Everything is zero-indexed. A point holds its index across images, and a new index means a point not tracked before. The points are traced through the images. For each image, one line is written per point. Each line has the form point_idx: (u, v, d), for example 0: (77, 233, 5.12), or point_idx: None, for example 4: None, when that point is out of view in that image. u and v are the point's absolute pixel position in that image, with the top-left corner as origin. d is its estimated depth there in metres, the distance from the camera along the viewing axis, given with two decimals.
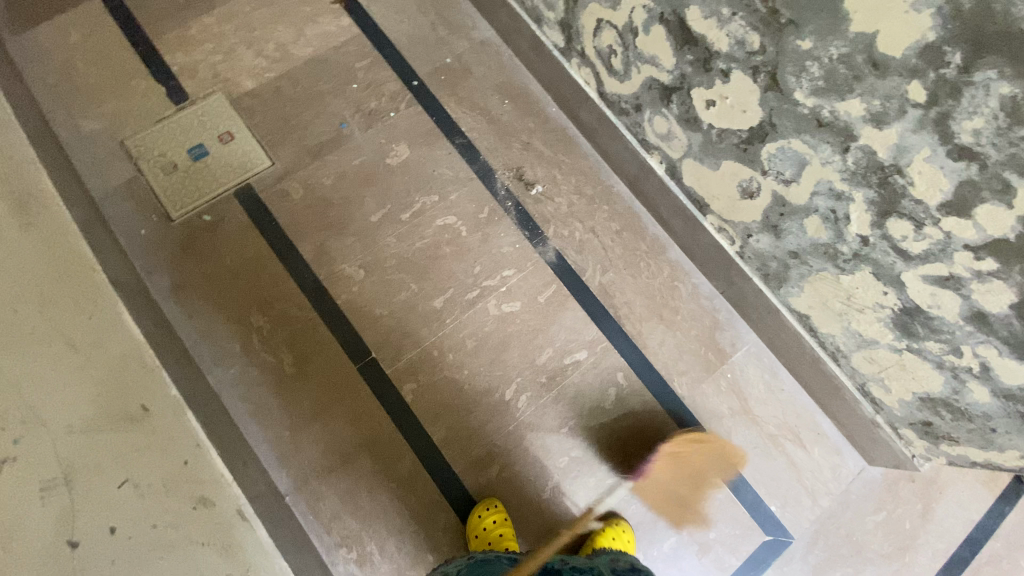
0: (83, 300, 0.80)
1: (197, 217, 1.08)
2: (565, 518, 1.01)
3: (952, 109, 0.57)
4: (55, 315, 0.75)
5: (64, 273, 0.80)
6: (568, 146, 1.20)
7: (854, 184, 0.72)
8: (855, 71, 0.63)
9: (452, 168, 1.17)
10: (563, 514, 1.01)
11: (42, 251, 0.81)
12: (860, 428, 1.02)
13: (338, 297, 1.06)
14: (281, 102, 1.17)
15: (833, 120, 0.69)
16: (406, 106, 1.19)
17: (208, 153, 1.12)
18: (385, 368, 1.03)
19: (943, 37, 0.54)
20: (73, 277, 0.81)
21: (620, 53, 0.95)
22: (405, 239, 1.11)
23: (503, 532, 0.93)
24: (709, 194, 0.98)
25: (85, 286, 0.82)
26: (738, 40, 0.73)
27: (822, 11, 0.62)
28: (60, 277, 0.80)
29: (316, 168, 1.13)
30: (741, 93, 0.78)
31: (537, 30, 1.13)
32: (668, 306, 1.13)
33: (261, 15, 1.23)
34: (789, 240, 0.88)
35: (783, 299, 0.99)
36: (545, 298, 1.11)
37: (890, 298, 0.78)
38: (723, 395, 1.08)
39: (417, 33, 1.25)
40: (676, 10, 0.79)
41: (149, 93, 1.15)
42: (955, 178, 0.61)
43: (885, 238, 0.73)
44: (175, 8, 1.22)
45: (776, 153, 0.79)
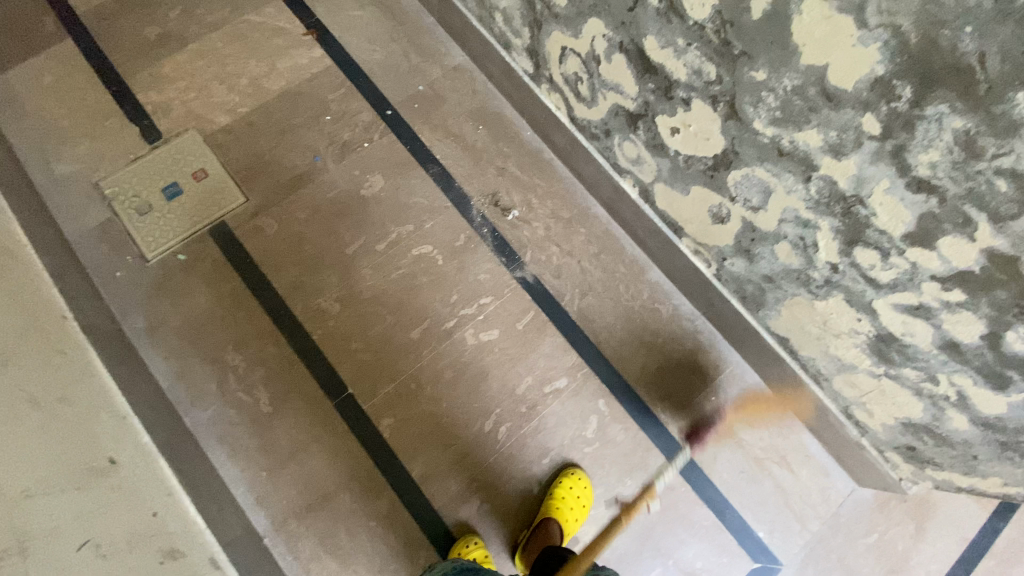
0: (59, 359, 0.84)
1: (171, 256, 1.08)
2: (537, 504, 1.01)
3: (906, 142, 0.55)
4: (17, 370, 0.74)
5: (40, 332, 0.84)
6: (544, 170, 1.19)
7: (819, 213, 0.70)
8: (809, 102, 0.61)
9: (427, 196, 1.16)
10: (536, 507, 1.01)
11: (10, 306, 0.82)
12: (846, 449, 0.99)
13: (314, 333, 1.06)
14: (254, 137, 1.17)
15: (793, 150, 0.67)
16: (380, 135, 1.19)
17: (182, 192, 1.12)
18: (363, 403, 1.03)
19: (892, 71, 0.52)
20: (48, 336, 0.85)
21: (586, 80, 0.94)
22: (380, 270, 1.10)
23: None
24: (682, 218, 0.96)
25: (61, 345, 0.86)
26: (695, 70, 0.72)
27: (772, 44, 0.60)
28: (36, 336, 0.83)
29: (290, 202, 1.13)
30: (702, 121, 0.77)
31: (506, 56, 1.13)
32: (649, 329, 1.11)
33: (233, 50, 1.23)
34: (762, 265, 0.86)
35: (761, 321, 0.97)
36: (523, 325, 1.10)
37: (864, 324, 0.76)
38: (707, 418, 1.06)
39: (389, 61, 1.24)
40: (634, 39, 0.78)
41: (123, 133, 1.16)
42: (916, 210, 0.59)
43: (853, 266, 0.71)
44: (147, 47, 1.22)
45: (742, 180, 0.78)
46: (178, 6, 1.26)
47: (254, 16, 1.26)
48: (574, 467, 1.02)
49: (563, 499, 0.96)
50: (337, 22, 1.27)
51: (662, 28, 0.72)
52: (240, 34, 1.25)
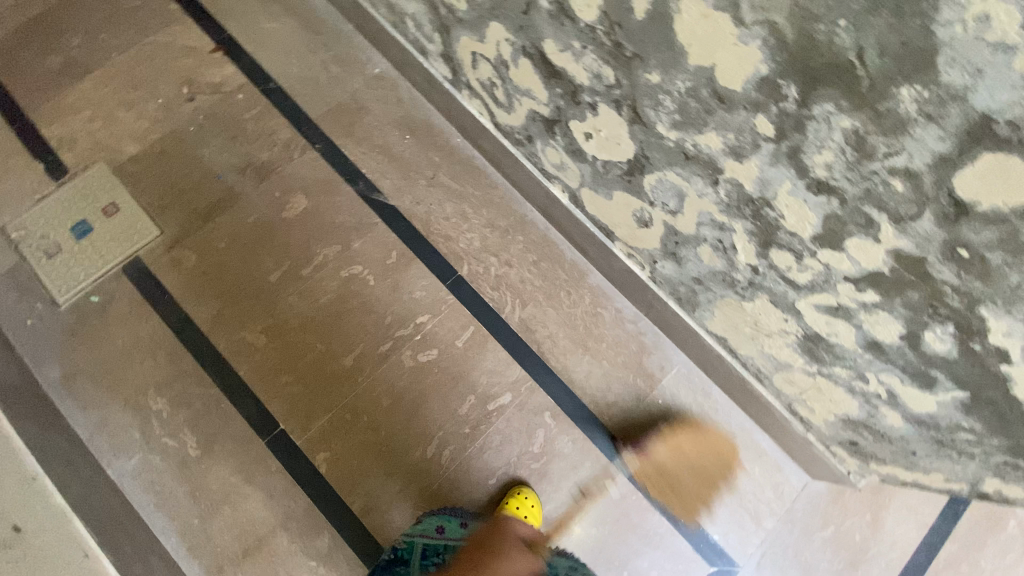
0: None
1: (84, 298, 1.03)
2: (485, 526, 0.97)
3: (800, 143, 0.52)
4: None
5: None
6: (476, 178, 1.15)
7: (732, 216, 0.67)
8: (704, 104, 0.58)
9: (354, 213, 1.11)
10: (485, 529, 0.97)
11: None
12: (797, 446, 0.97)
13: (240, 368, 1.01)
14: (167, 164, 1.11)
15: (697, 153, 0.64)
16: (300, 153, 1.13)
17: (92, 229, 1.06)
18: (297, 438, 0.98)
19: (775, 70, 0.49)
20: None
21: (500, 86, 0.90)
22: (308, 296, 1.06)
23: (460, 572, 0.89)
24: (612, 222, 0.93)
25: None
26: (595, 74, 0.68)
27: (659, 45, 0.57)
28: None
29: (208, 231, 1.07)
30: (611, 125, 0.73)
31: (425, 63, 1.07)
32: (592, 335, 1.07)
33: (140, 74, 1.17)
34: (689, 268, 0.83)
35: (699, 322, 0.94)
36: (463, 341, 1.06)
37: (792, 325, 0.74)
38: (656, 422, 1.03)
39: (307, 74, 1.18)
40: (534, 43, 0.74)
41: (27, 171, 1.10)
42: (820, 212, 0.56)
43: (772, 268, 0.68)
44: (50, 77, 1.16)
45: (656, 184, 0.74)
46: (79, 31, 1.19)
47: (162, 35, 1.20)
48: (521, 486, 0.98)
49: (511, 519, 0.92)
50: (249, 35, 1.20)
51: (557, 31, 0.68)
52: (147, 56, 1.18)
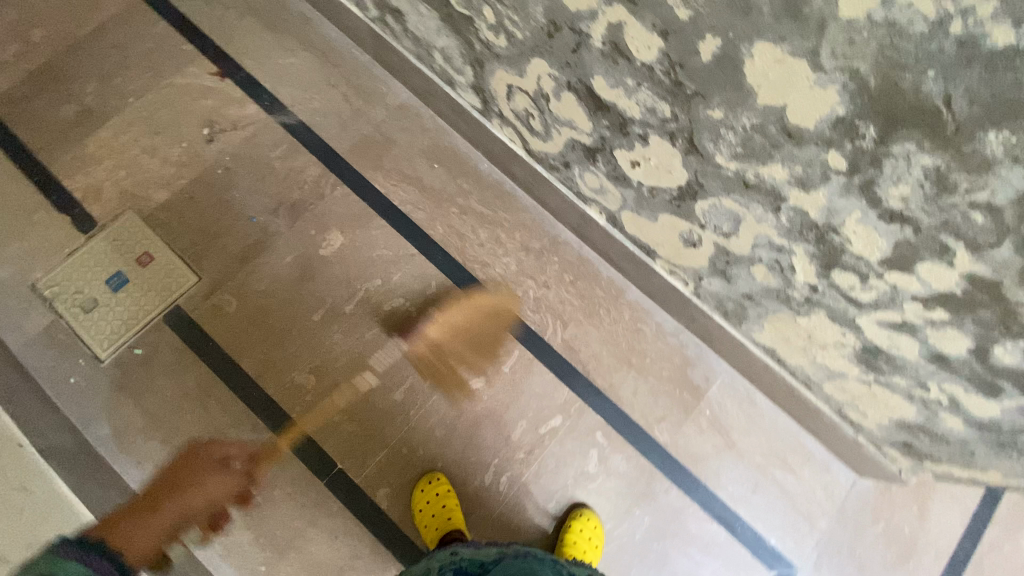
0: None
1: (128, 351, 1.02)
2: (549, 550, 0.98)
3: (875, 177, 0.54)
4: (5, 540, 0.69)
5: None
6: (507, 202, 1.16)
7: (792, 239, 0.69)
8: (771, 140, 0.59)
9: (391, 246, 1.11)
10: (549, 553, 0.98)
11: None
12: (845, 447, 0.99)
13: (291, 411, 1.01)
14: (197, 209, 1.10)
15: (759, 183, 0.65)
16: (332, 189, 1.13)
17: (128, 280, 1.05)
18: (356, 476, 0.99)
19: (854, 111, 0.50)
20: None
21: (537, 116, 0.91)
22: (352, 332, 1.06)
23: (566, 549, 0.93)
24: (654, 241, 0.94)
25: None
26: (649, 109, 0.69)
27: (725, 85, 0.58)
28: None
29: (246, 274, 1.07)
30: (662, 155, 0.75)
31: (451, 93, 1.08)
32: (635, 351, 1.09)
33: (162, 119, 1.15)
34: (740, 285, 0.85)
35: (746, 334, 0.96)
36: (510, 367, 1.07)
37: (849, 338, 0.76)
38: (705, 434, 1.05)
39: (330, 108, 1.18)
40: (581, 78, 0.75)
41: (53, 226, 1.07)
42: (891, 238, 0.58)
43: (833, 287, 0.70)
44: (66, 127, 1.13)
45: (710, 210, 0.76)
46: (93, 77, 1.17)
47: (178, 77, 1.18)
48: (582, 508, 0.99)
49: (575, 543, 0.94)
50: (269, 73, 1.20)
51: (609, 68, 0.69)
52: (166, 100, 1.16)
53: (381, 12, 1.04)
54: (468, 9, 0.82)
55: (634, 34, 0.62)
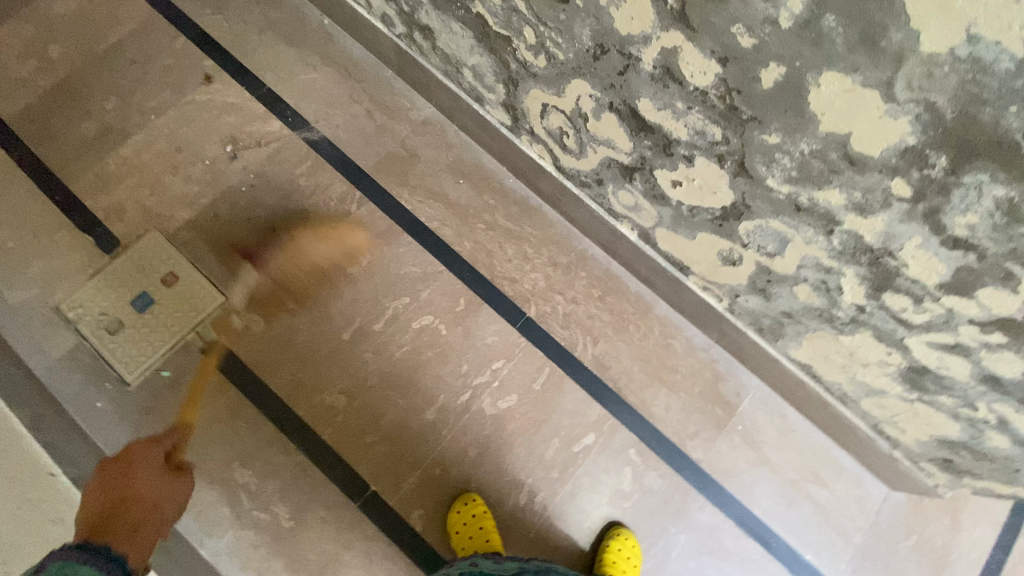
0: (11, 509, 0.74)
1: (155, 374, 1.00)
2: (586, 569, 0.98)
3: (941, 205, 0.54)
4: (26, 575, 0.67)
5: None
6: (533, 217, 1.15)
7: (843, 261, 0.69)
8: (831, 165, 0.59)
9: (418, 263, 1.10)
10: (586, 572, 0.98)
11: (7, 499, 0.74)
12: (878, 461, 0.99)
13: (323, 433, 1.00)
14: (222, 228, 1.09)
15: (812, 207, 0.65)
16: (357, 206, 1.12)
17: (154, 301, 1.03)
18: (389, 498, 0.98)
19: (924, 142, 0.50)
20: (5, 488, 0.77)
21: (572, 134, 0.90)
22: (382, 351, 1.05)
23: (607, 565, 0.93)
24: (689, 258, 0.94)
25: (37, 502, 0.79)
26: (698, 131, 0.69)
27: (786, 111, 0.58)
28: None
29: (274, 293, 1.06)
30: (708, 176, 0.74)
31: (479, 109, 1.07)
32: (666, 367, 1.08)
33: (183, 136, 1.13)
34: (780, 303, 0.85)
35: (781, 350, 0.95)
36: (541, 385, 1.05)
37: (895, 357, 0.76)
38: (738, 449, 1.04)
39: (353, 124, 1.17)
40: (625, 100, 0.74)
41: (76, 247, 1.05)
42: (952, 264, 0.58)
43: (883, 308, 0.70)
44: (87, 145, 1.12)
45: (755, 230, 0.76)
46: (111, 93, 1.15)
47: (199, 93, 1.16)
48: (620, 527, 0.98)
49: (615, 563, 0.94)
50: (291, 88, 1.18)
51: (658, 91, 0.69)
52: (187, 116, 1.15)
53: (409, 28, 1.03)
54: (508, 29, 0.81)
55: (690, 59, 0.61)
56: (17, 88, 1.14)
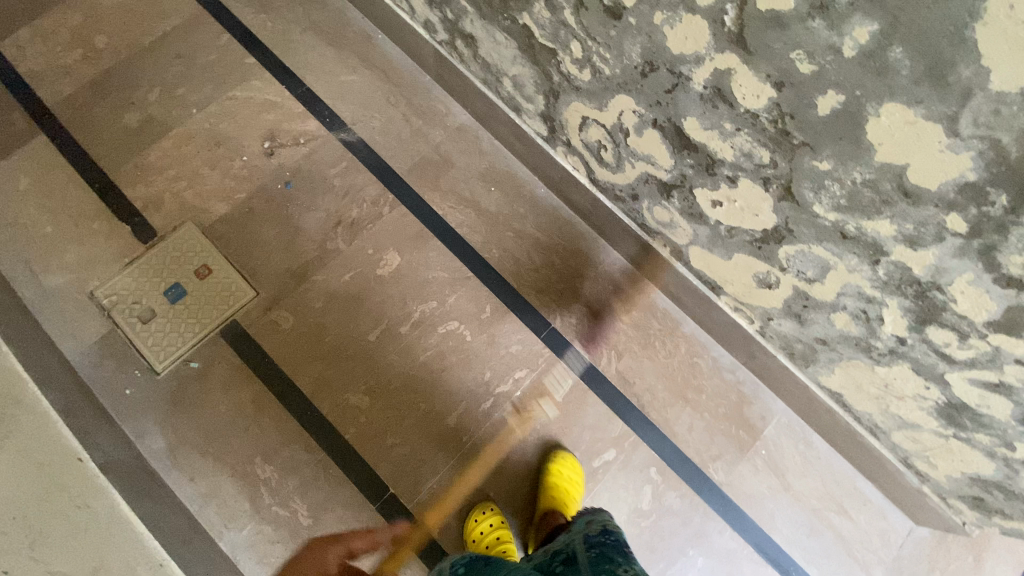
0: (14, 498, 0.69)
1: (183, 365, 1.01)
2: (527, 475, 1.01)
3: (997, 243, 0.53)
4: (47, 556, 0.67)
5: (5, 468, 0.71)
6: (563, 228, 1.15)
7: (886, 292, 0.68)
8: (883, 196, 0.58)
9: (446, 268, 1.11)
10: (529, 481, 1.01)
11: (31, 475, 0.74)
12: (904, 494, 0.97)
13: (344, 432, 1.00)
14: (256, 223, 1.10)
15: (859, 235, 0.64)
16: (390, 208, 1.13)
17: (187, 292, 1.05)
18: (407, 502, 0.98)
19: (986, 178, 0.49)
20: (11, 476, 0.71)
21: (610, 148, 0.90)
22: (407, 354, 1.05)
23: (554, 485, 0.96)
24: (722, 278, 0.93)
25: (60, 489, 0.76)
26: (745, 153, 0.69)
27: (841, 139, 0.57)
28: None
29: (303, 291, 1.07)
30: (751, 198, 0.74)
31: (516, 119, 1.07)
32: (691, 386, 1.07)
33: (222, 131, 1.15)
34: (815, 328, 0.83)
35: (811, 377, 0.94)
36: (564, 397, 1.05)
37: (933, 392, 0.75)
38: (760, 474, 1.03)
39: (389, 127, 1.18)
40: (671, 118, 0.74)
41: (114, 235, 1.07)
42: (1003, 302, 0.56)
43: (925, 341, 0.69)
44: (129, 135, 1.14)
45: (796, 255, 0.75)
46: (155, 86, 1.17)
47: (240, 90, 1.18)
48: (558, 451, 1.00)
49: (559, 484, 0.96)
50: (329, 89, 1.20)
51: (705, 110, 0.68)
52: (227, 112, 1.16)
53: (451, 36, 1.04)
54: (554, 42, 0.81)
55: (743, 81, 0.61)
56: (65, 76, 1.17)
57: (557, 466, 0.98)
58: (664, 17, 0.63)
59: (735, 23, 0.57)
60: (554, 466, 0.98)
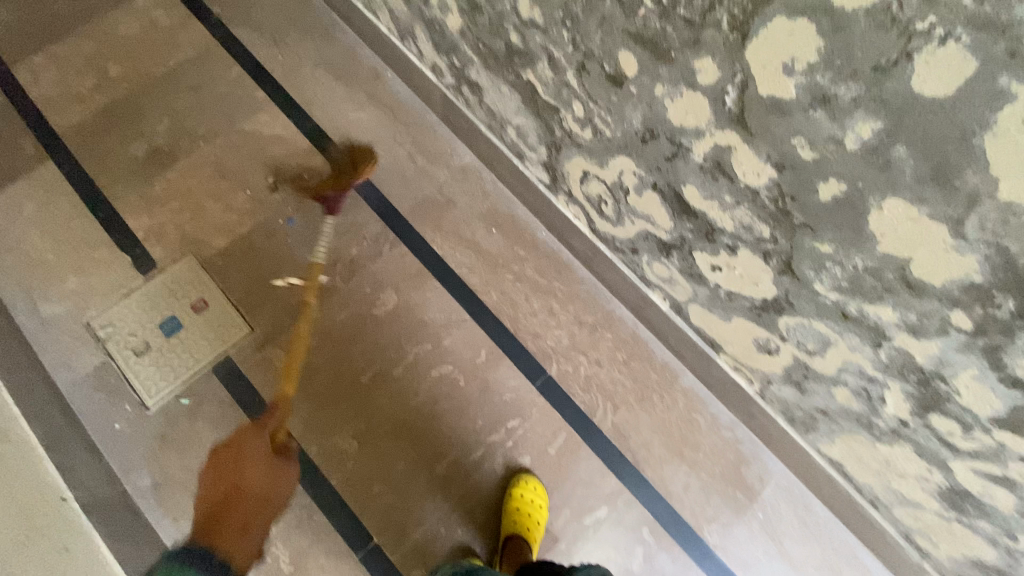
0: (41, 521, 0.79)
1: (174, 400, 1.01)
2: (493, 502, 1.00)
3: (1003, 344, 0.51)
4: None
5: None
6: (563, 273, 1.14)
7: (888, 374, 0.66)
8: (886, 284, 0.56)
9: (443, 310, 1.10)
10: (495, 508, 0.99)
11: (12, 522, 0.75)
12: (906, 569, 0.93)
13: (331, 477, 0.99)
14: (255, 259, 1.10)
15: (861, 318, 0.62)
16: (390, 247, 1.13)
17: (182, 326, 1.04)
18: (391, 553, 0.96)
19: (992, 282, 0.47)
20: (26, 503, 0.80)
21: (610, 203, 0.89)
22: (399, 398, 1.04)
23: (518, 507, 0.95)
24: (722, 338, 0.91)
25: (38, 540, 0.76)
26: (745, 226, 0.67)
27: (842, 225, 0.56)
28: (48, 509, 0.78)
29: (299, 329, 1.06)
30: (751, 268, 0.72)
31: (519, 164, 1.07)
32: (688, 443, 1.04)
33: (228, 164, 1.16)
34: (815, 399, 0.81)
35: (812, 444, 0.91)
36: (556, 449, 1.03)
37: (935, 475, 0.72)
38: (756, 538, 1.00)
39: (393, 165, 1.18)
40: (671, 183, 0.73)
41: (114, 265, 1.07)
42: (1009, 401, 0.54)
43: (928, 426, 0.66)
44: (135, 165, 1.15)
45: (796, 327, 0.73)
46: (164, 117, 1.18)
47: (248, 123, 1.19)
48: (523, 473, 1.00)
49: (523, 509, 0.94)
50: (336, 126, 1.20)
51: (706, 181, 0.67)
52: (233, 145, 1.17)
53: (458, 81, 1.04)
54: (556, 99, 0.81)
55: (744, 159, 0.60)
56: (76, 104, 1.18)
57: (522, 489, 0.97)
58: (665, 90, 0.62)
59: (737, 104, 0.56)
60: (519, 489, 0.97)
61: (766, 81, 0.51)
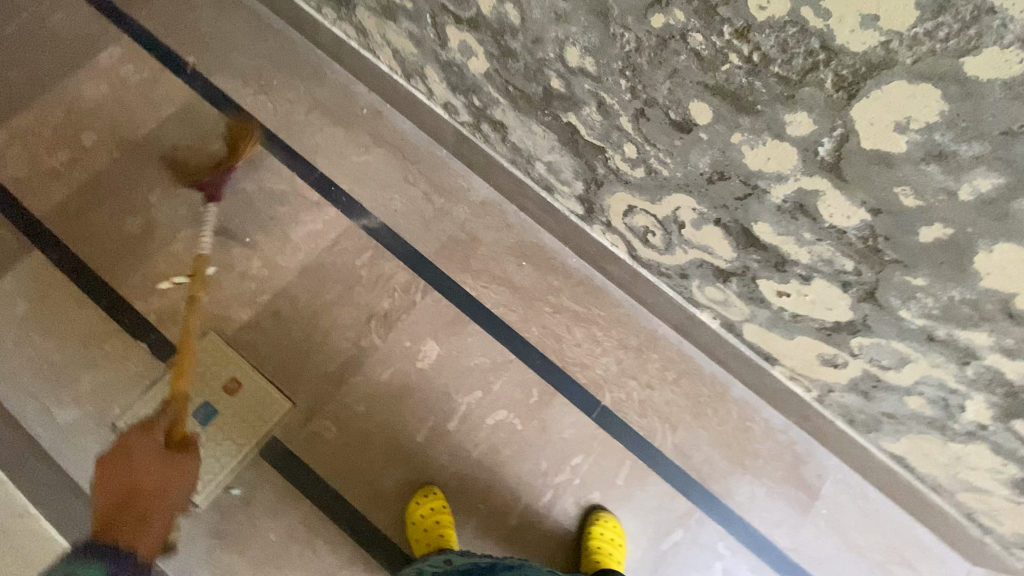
0: None
1: (224, 492, 0.95)
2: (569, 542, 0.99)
3: None
4: None
5: None
6: (600, 298, 1.12)
7: (971, 387, 0.68)
8: (983, 313, 0.58)
9: (488, 353, 1.07)
10: (573, 547, 0.99)
11: None
12: (967, 544, 0.97)
13: (403, 545, 0.96)
14: (283, 328, 1.04)
15: (949, 340, 0.64)
16: (422, 295, 1.09)
17: (217, 411, 0.98)
18: None
19: None
20: None
21: (659, 234, 0.88)
22: (458, 452, 1.01)
23: (598, 547, 0.94)
24: (780, 353, 0.92)
25: None
26: (824, 259, 0.67)
27: (941, 263, 0.56)
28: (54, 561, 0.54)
29: (343, 395, 1.02)
30: (825, 295, 0.72)
31: (547, 196, 1.04)
32: (746, 451, 1.06)
33: (235, 228, 1.08)
34: (882, 405, 0.83)
35: (872, 441, 0.94)
36: (623, 479, 1.03)
37: (1010, 468, 0.74)
38: (824, 534, 1.03)
39: (411, 208, 1.13)
40: (738, 220, 0.72)
41: (130, 356, 0.99)
42: None
43: (1009, 430, 0.69)
44: (133, 242, 1.06)
45: (871, 346, 0.74)
46: (154, 185, 1.09)
47: (249, 181, 1.11)
48: (598, 510, 0.99)
49: (602, 549, 0.94)
50: (343, 173, 1.14)
51: (782, 219, 0.67)
52: (237, 207, 1.10)
53: (476, 119, 1.00)
54: (604, 141, 0.79)
55: (832, 203, 0.59)
56: (53, 181, 1.08)
57: (599, 529, 0.97)
58: (744, 139, 0.61)
59: (831, 154, 0.55)
60: (597, 529, 0.97)
61: (873, 136, 0.51)
